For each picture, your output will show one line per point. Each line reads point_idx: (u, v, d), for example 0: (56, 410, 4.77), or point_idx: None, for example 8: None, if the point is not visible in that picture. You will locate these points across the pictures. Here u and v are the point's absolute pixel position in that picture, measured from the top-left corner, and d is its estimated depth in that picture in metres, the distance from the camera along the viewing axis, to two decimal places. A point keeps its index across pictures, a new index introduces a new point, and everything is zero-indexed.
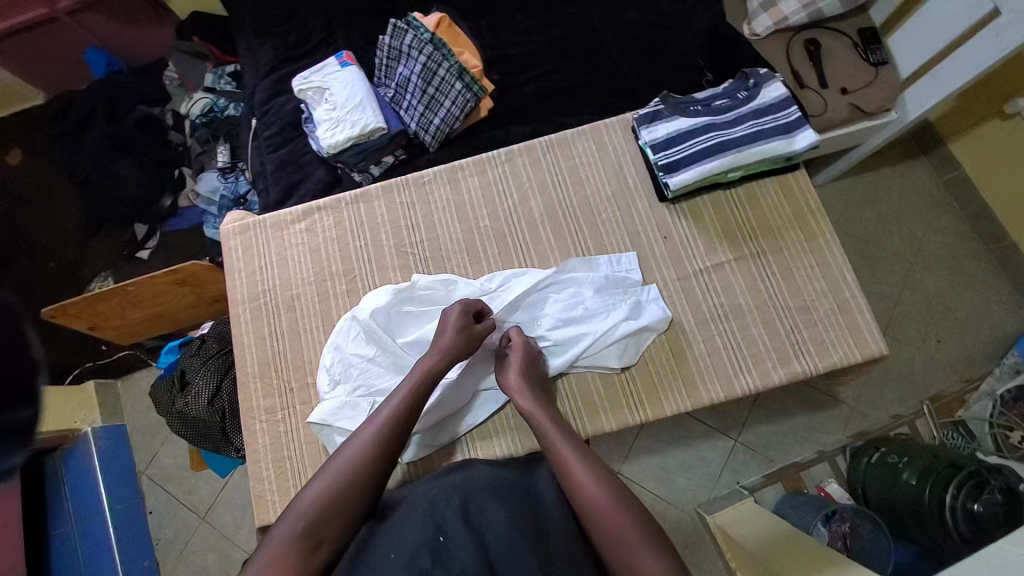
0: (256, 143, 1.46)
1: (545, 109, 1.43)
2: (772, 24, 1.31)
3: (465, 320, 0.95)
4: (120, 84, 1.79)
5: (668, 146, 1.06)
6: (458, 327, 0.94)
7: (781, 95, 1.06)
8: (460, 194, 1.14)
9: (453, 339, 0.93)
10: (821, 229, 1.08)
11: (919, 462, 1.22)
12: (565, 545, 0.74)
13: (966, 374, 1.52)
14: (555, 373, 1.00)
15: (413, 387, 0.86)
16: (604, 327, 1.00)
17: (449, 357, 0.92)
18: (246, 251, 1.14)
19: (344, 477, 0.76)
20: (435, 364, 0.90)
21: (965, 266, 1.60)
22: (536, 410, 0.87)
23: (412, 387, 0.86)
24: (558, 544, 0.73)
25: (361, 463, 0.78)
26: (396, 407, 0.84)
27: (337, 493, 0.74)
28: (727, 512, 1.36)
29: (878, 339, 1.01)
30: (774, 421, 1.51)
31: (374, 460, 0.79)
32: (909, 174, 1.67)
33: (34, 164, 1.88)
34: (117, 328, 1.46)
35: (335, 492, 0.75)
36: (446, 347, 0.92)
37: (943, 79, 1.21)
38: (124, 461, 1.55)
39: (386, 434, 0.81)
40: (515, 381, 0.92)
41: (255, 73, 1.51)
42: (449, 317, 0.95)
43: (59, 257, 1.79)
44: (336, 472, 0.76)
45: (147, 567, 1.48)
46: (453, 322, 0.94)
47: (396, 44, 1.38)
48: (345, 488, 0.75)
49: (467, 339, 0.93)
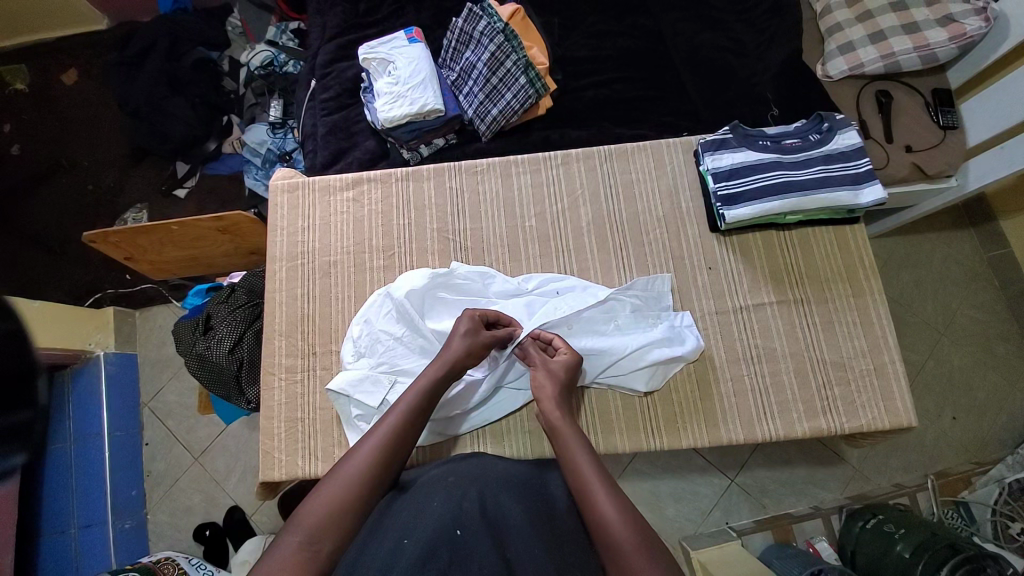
0: (311, 104, 1.47)
1: (603, 117, 1.41)
2: (847, 69, 1.28)
3: (471, 330, 0.92)
4: (185, 23, 1.80)
5: (730, 177, 1.04)
6: (463, 336, 0.91)
7: (855, 145, 1.04)
8: (510, 189, 1.14)
9: (459, 349, 0.90)
10: (870, 287, 1.06)
11: (915, 537, 1.19)
12: (578, 550, 0.73)
13: (976, 456, 1.49)
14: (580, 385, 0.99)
15: (421, 393, 0.83)
16: (635, 348, 1.00)
17: (457, 363, 0.88)
18: (291, 209, 1.15)
19: (350, 485, 0.71)
20: (440, 373, 0.86)
21: (994, 346, 1.55)
22: (560, 424, 0.84)
23: (420, 394, 0.83)
24: (571, 548, 0.73)
25: (369, 469, 0.73)
26: (402, 414, 0.81)
27: (342, 500, 0.69)
28: (710, 550, 1.34)
29: (910, 411, 0.98)
30: (774, 468, 1.48)
31: (382, 468, 0.74)
32: (956, 244, 1.62)
33: (88, 86, 1.91)
34: (151, 263, 1.48)
35: (342, 501, 0.69)
36: (453, 356, 0.89)
37: (1010, 157, 1.17)
38: (132, 389, 1.59)
39: (391, 441, 0.77)
40: (545, 396, 0.88)
41: (321, 36, 1.51)
42: (458, 326, 0.93)
43: (98, 181, 1.82)
44: (341, 481, 0.71)
45: (134, 496, 1.50)
46: (460, 332, 0.92)
47: (468, 28, 1.37)
48: (351, 497, 0.70)
49: (473, 349, 0.91)
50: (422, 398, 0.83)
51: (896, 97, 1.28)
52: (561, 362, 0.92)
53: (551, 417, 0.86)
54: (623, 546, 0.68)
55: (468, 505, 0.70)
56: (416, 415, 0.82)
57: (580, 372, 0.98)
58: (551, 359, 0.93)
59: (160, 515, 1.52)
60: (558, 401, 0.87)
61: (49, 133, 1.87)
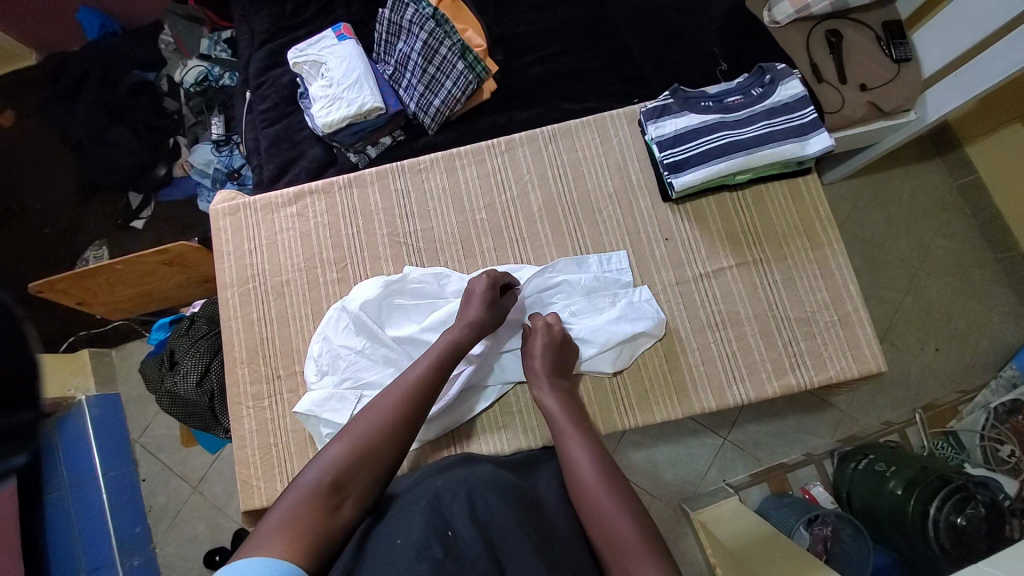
0: (249, 116, 1.41)
1: (550, 93, 1.37)
2: (795, 12, 1.23)
3: (487, 293, 0.95)
4: (113, 47, 1.72)
5: (675, 144, 1.02)
6: (481, 299, 0.95)
7: (798, 95, 1.01)
8: (457, 183, 1.10)
9: (481, 310, 0.93)
10: (828, 237, 1.05)
11: (906, 473, 1.21)
12: (574, 551, 0.74)
13: (961, 385, 1.51)
14: (584, 369, 0.99)
15: (446, 351, 0.87)
16: (582, 335, 1.00)
17: (476, 326, 0.92)
18: (236, 233, 1.11)
19: (374, 431, 0.73)
20: (466, 333, 0.90)
21: (970, 274, 1.56)
22: (558, 412, 0.88)
23: (443, 354, 0.86)
24: (564, 552, 0.72)
25: (393, 416, 0.76)
26: (423, 371, 0.83)
27: (368, 445, 0.72)
28: (710, 510, 1.37)
29: (878, 356, 0.99)
30: (764, 422, 1.51)
31: (405, 419, 0.76)
32: (924, 176, 1.61)
33: (26, 126, 1.83)
34: (107, 304, 1.44)
35: (364, 446, 0.72)
36: (476, 316, 0.93)
37: (966, 82, 1.14)
38: (119, 429, 1.56)
39: (415, 396, 0.79)
40: (541, 370, 0.93)
41: (250, 43, 1.44)
42: (476, 289, 0.96)
43: (52, 223, 1.76)
44: (363, 427, 0.74)
45: (139, 533, 1.50)
46: (478, 295, 0.95)
47: (396, 18, 1.31)
48: (373, 443, 0.72)
49: (492, 311, 0.95)
50: (447, 356, 0.87)
51: (845, 35, 1.25)
52: (558, 335, 0.97)
53: (550, 409, 0.89)
54: (619, 537, 0.72)
55: (456, 507, 0.70)
56: (441, 377, 0.84)
57: (576, 355, 0.99)
58: (549, 324, 0.98)
59: (169, 547, 1.52)
60: (552, 384, 0.93)
61: None
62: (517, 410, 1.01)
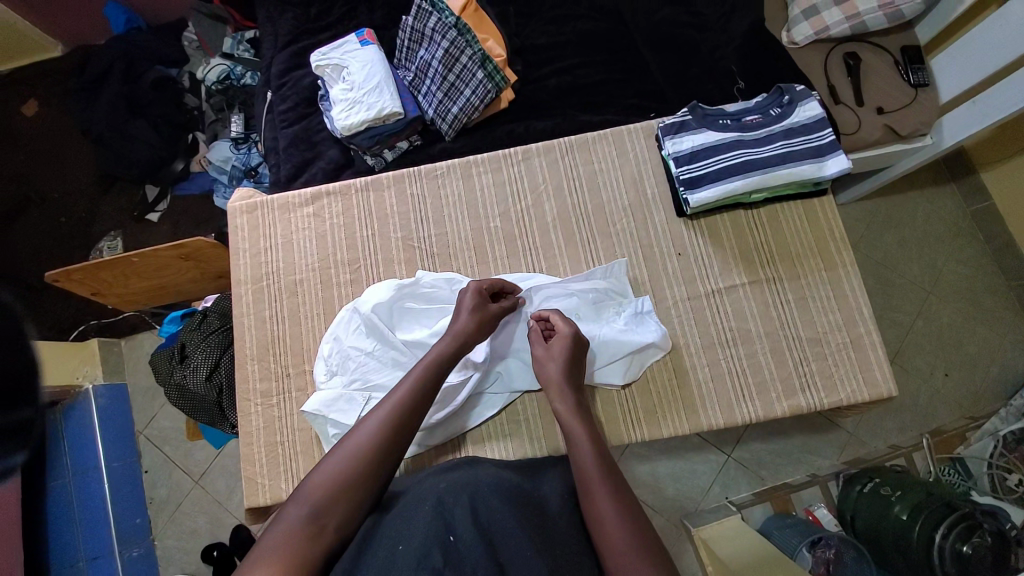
0: (269, 116, 1.43)
1: (568, 104, 1.38)
2: (813, 33, 1.25)
3: (478, 305, 0.94)
4: (139, 43, 1.75)
5: (691, 161, 1.02)
6: (471, 311, 0.93)
7: (817, 116, 1.01)
8: (472, 190, 1.11)
9: (468, 323, 0.92)
10: (842, 259, 1.04)
11: (911, 498, 1.19)
12: (576, 554, 0.74)
13: (970, 411, 1.49)
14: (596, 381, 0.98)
15: (430, 366, 0.86)
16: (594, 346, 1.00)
17: (461, 339, 0.90)
18: (252, 230, 1.12)
19: (355, 456, 0.73)
20: (453, 346, 0.89)
21: (982, 300, 1.55)
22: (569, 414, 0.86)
23: (427, 371, 0.85)
24: (566, 557, 0.73)
25: (374, 438, 0.75)
26: (405, 390, 0.82)
27: (350, 470, 0.72)
28: (711, 527, 1.35)
29: (889, 380, 0.98)
30: (770, 441, 1.50)
31: (386, 441, 0.76)
32: (939, 201, 1.61)
33: (49, 116, 1.87)
34: (120, 295, 1.45)
35: (346, 471, 0.72)
36: (462, 329, 0.91)
37: (984, 109, 1.14)
38: (123, 419, 1.57)
39: (398, 410, 0.79)
40: (555, 374, 0.91)
41: (274, 44, 1.47)
42: (464, 300, 0.95)
43: (70, 212, 1.79)
44: (346, 452, 0.74)
45: (139, 524, 1.51)
46: (467, 308, 0.93)
47: (419, 26, 1.33)
48: (355, 468, 0.72)
49: (482, 322, 0.93)
50: (433, 372, 0.85)
51: (864, 58, 1.25)
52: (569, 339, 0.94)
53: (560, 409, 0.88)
54: (619, 546, 0.72)
55: (459, 510, 0.70)
56: (427, 394, 0.83)
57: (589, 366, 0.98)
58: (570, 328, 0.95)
59: (169, 539, 1.53)
60: (565, 387, 0.89)
61: (16, 168, 1.83)
62: (523, 417, 1.01)
